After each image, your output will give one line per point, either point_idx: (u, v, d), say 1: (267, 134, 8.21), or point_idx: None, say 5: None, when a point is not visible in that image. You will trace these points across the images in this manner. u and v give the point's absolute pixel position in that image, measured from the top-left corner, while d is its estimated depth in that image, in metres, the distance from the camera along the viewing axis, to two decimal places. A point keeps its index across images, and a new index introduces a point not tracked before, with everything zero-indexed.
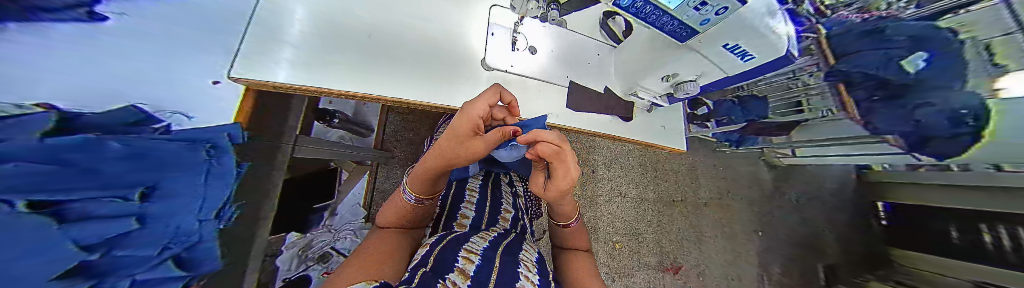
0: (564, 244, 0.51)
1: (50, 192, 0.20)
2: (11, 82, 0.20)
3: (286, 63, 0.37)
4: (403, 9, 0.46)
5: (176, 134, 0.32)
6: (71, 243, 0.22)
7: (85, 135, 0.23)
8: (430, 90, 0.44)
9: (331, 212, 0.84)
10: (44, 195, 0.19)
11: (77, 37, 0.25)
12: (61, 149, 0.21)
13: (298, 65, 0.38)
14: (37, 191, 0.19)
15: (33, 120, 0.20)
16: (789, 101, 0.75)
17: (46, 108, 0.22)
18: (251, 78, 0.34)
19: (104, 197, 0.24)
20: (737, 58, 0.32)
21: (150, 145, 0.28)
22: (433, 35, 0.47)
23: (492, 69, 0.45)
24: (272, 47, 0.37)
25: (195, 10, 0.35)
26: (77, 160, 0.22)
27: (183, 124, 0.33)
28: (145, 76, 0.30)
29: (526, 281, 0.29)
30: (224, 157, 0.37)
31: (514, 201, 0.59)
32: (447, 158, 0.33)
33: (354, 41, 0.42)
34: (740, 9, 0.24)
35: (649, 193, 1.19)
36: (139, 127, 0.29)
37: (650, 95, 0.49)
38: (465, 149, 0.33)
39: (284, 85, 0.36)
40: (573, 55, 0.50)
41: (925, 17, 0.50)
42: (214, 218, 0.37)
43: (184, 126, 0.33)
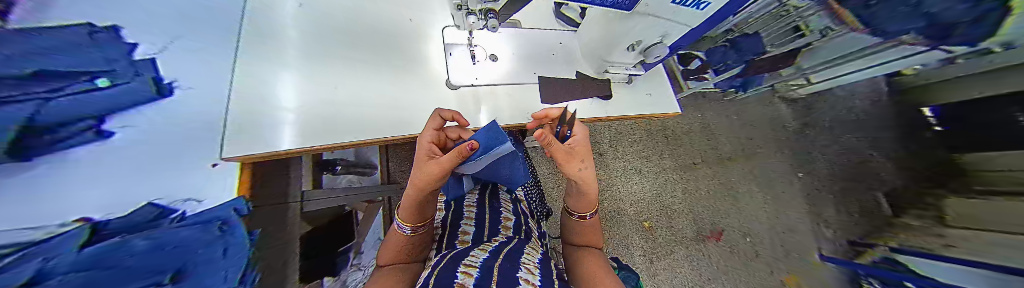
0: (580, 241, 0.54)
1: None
2: (47, 211, 0.25)
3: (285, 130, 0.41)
4: (368, 50, 0.48)
5: (186, 220, 0.35)
6: None
7: (114, 239, 0.26)
8: (410, 122, 0.47)
9: (356, 251, 0.85)
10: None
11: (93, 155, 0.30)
12: (104, 253, 0.25)
13: (294, 129, 0.42)
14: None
15: (70, 238, 0.24)
16: (784, 28, 0.65)
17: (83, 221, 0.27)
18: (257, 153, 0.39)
19: (148, 287, 0.27)
20: (693, 8, 0.29)
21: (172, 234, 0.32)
22: (400, 69, 0.49)
23: (458, 86, 0.47)
24: (270, 119, 0.41)
25: (181, 104, 0.40)
26: (117, 261, 0.25)
27: (196, 208, 0.38)
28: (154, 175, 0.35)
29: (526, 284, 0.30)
30: (236, 229, 0.40)
31: (514, 207, 0.59)
32: (418, 186, 0.35)
33: (335, 93, 0.45)
34: None
35: (665, 163, 1.14)
36: (157, 222, 0.32)
37: (622, 68, 0.48)
38: (425, 173, 0.34)
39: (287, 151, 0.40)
40: (533, 51, 0.50)
41: None
42: (239, 284, 0.39)
43: (196, 210, 0.38)
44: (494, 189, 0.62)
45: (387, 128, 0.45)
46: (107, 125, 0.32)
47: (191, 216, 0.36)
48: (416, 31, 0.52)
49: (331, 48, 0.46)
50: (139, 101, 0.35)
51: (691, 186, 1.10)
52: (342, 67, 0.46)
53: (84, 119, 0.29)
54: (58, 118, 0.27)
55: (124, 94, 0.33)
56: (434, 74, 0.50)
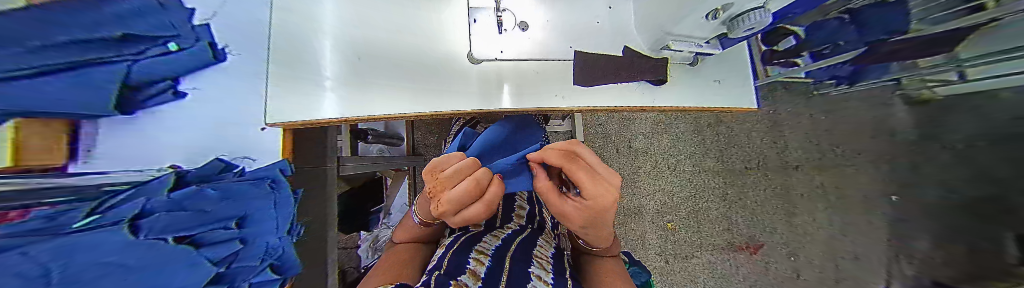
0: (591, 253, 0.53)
1: (177, 230, 0.30)
2: (141, 159, 0.37)
3: (328, 102, 0.42)
4: (394, 11, 0.44)
5: (243, 175, 0.42)
6: (208, 260, 0.33)
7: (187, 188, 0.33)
8: (437, 97, 0.44)
9: (386, 212, 1.00)
10: (169, 234, 0.29)
11: (172, 115, 0.40)
12: (174, 200, 0.31)
13: (337, 101, 0.42)
14: (169, 231, 0.29)
15: (158, 185, 0.32)
16: None
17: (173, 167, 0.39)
18: (306, 120, 0.42)
19: (216, 227, 0.35)
20: None
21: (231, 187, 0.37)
22: (426, 37, 0.45)
23: (481, 61, 0.42)
24: (312, 89, 0.42)
25: (234, 69, 0.45)
26: (192, 204, 0.33)
27: (251, 165, 0.45)
28: (223, 136, 0.44)
29: (538, 281, 0.29)
30: (284, 187, 0.44)
31: (529, 195, 0.58)
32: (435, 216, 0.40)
33: (366, 61, 0.43)
34: None
35: (707, 163, 1.04)
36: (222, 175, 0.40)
37: (690, 45, 0.36)
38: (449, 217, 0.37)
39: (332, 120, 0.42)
40: (572, 20, 0.41)
41: None
42: (289, 233, 0.45)
43: (251, 166, 0.45)
44: None
45: (416, 103, 0.43)
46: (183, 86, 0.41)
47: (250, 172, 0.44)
48: None
49: (355, 11, 0.43)
50: (202, 66, 0.42)
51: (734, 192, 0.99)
52: (369, 34, 0.43)
53: (164, 81, 0.38)
54: (149, 78, 0.36)
55: (184, 58, 0.39)
56: (459, 43, 0.45)
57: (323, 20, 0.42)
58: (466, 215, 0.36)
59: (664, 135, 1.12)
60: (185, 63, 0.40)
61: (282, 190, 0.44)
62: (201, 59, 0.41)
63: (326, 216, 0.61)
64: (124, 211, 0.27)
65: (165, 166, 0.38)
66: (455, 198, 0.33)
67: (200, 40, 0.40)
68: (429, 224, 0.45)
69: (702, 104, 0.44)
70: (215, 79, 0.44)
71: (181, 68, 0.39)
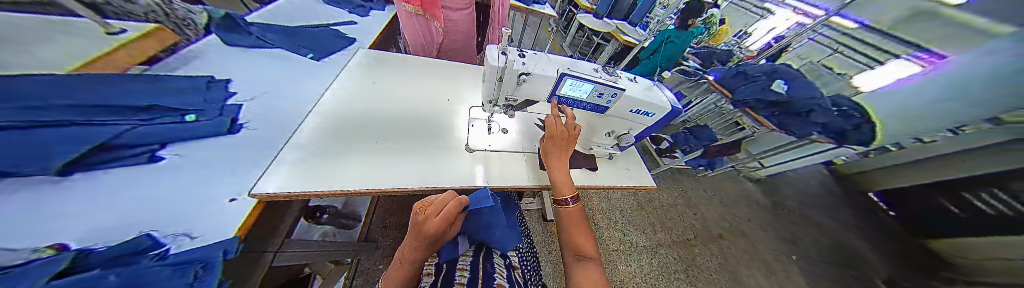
0: None
1: None
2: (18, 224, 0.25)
3: (296, 176, 0.43)
4: (404, 118, 0.63)
5: (168, 259, 0.30)
6: None
7: (74, 277, 0.23)
8: (421, 173, 0.50)
9: None
10: None
11: (123, 174, 0.35)
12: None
13: (305, 176, 0.43)
14: None
15: (53, 263, 0.23)
16: None
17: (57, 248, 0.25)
18: (263, 192, 0.39)
19: None
20: (644, 115, 0.50)
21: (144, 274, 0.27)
22: (425, 130, 0.61)
23: (474, 149, 0.58)
24: (290, 163, 0.45)
25: (236, 140, 0.48)
26: None
27: (182, 246, 0.33)
28: (172, 202, 0.35)
29: None
30: (207, 279, 0.32)
31: (508, 273, 0.48)
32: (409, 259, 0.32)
33: (364, 144, 0.53)
34: (622, 93, 0.44)
35: (659, 235, 1.15)
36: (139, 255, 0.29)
37: (604, 148, 0.62)
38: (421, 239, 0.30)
39: (288, 193, 0.40)
40: (532, 129, 0.65)
41: (775, 68, 1.10)
42: None
43: (180, 248, 0.32)
44: (490, 251, 0.55)
45: (395, 177, 0.48)
46: (162, 152, 0.40)
47: (172, 255, 0.31)
48: (443, 107, 0.69)
49: (372, 117, 0.61)
50: (209, 135, 0.46)
51: (690, 264, 1.07)
52: (376, 128, 0.58)
53: (147, 144, 0.40)
54: (128, 140, 0.38)
55: (191, 128, 0.45)
56: (457, 136, 0.61)
57: (342, 119, 0.58)
58: (447, 212, 0.32)
59: (618, 206, 1.23)
60: (189, 133, 0.44)
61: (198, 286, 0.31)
62: (214, 131, 0.47)
63: None
64: (13, 284, 0.19)
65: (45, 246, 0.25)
66: (445, 197, 0.34)
67: (223, 115, 0.50)
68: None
69: (624, 184, 0.62)
70: (207, 146, 0.45)
71: (179, 134, 0.43)
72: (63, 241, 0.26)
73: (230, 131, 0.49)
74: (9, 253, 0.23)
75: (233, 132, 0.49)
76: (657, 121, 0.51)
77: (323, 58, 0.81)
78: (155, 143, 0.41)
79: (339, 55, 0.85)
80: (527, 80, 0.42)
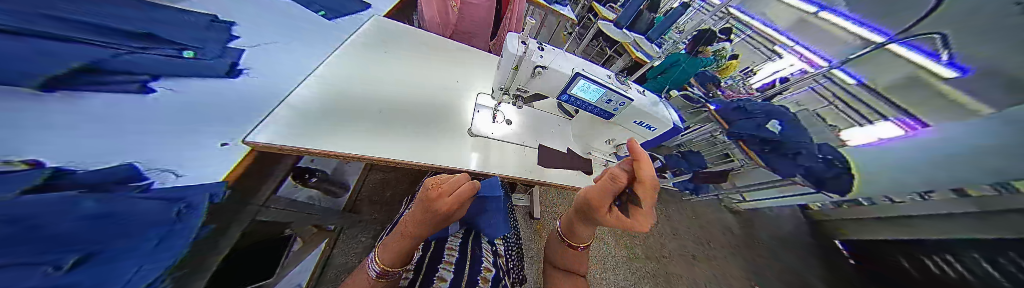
0: None
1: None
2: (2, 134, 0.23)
3: (287, 131, 0.44)
4: (403, 91, 0.63)
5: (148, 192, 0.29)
6: None
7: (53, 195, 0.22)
8: (413, 148, 0.50)
9: None
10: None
11: (108, 99, 0.33)
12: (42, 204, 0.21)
13: (297, 133, 0.44)
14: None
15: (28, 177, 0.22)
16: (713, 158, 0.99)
17: (31, 165, 0.23)
18: (256, 140, 0.40)
19: (40, 265, 0.19)
20: (646, 127, 0.51)
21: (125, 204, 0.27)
22: (426, 106, 0.61)
23: (476, 134, 0.58)
24: (281, 119, 0.45)
25: (232, 84, 0.48)
26: (32, 216, 0.20)
27: (168, 182, 0.32)
28: (157, 135, 0.35)
29: None
30: (194, 215, 0.33)
31: (495, 260, 0.49)
32: (412, 227, 0.33)
33: (358, 112, 0.53)
34: (631, 103, 0.45)
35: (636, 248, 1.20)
36: (124, 185, 0.28)
37: (602, 154, 0.64)
38: (431, 212, 0.32)
39: (275, 145, 0.41)
40: (538, 125, 0.65)
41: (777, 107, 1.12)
42: None
43: (165, 184, 0.32)
44: (479, 237, 0.54)
45: (387, 147, 0.49)
46: (153, 84, 0.39)
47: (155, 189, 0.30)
48: (447, 87, 0.70)
49: (371, 85, 0.61)
50: (203, 74, 0.45)
51: (662, 280, 1.12)
52: (373, 98, 0.58)
53: (140, 75, 0.38)
54: (117, 67, 0.36)
55: (188, 65, 0.45)
56: (460, 119, 0.62)
57: (339, 84, 0.58)
58: (461, 192, 0.34)
59: None
60: (186, 72, 0.43)
61: (186, 224, 0.32)
62: (213, 72, 0.46)
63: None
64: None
65: (18, 160, 0.23)
66: (460, 180, 0.36)
67: (223, 58, 0.49)
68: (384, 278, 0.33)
69: None
70: (198, 85, 0.44)
71: (174, 70, 0.42)
72: (37, 159, 0.24)
73: (230, 75, 0.49)
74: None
75: (233, 77, 0.49)
76: (658, 136, 0.52)
77: (334, 18, 0.79)
78: (147, 74, 0.39)
79: (350, 18, 0.83)
80: (541, 74, 0.42)
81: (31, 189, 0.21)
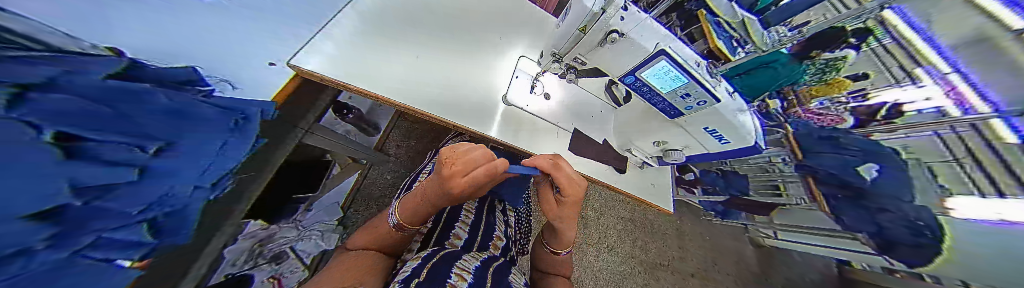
0: (546, 269, 0.54)
1: (59, 121, 0.20)
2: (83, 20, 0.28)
3: (325, 59, 0.43)
4: (439, 30, 0.55)
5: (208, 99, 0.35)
6: (66, 185, 0.21)
7: (130, 83, 0.27)
8: (441, 104, 0.49)
9: (307, 206, 0.73)
10: (62, 129, 0.20)
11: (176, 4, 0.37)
12: (112, 92, 0.25)
13: (335, 63, 0.43)
14: (58, 123, 0.20)
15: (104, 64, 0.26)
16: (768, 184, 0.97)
17: (113, 53, 0.29)
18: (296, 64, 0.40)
19: (124, 144, 0.25)
20: (715, 139, 0.42)
21: (185, 105, 0.32)
22: (461, 56, 0.54)
23: (510, 103, 0.54)
24: (319, 43, 0.44)
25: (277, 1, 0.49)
26: (111, 102, 0.25)
27: (224, 91, 0.38)
28: (208, 42, 0.38)
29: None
30: (249, 127, 0.39)
31: (506, 230, 0.62)
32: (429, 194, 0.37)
33: (392, 49, 0.49)
34: (715, 104, 0.35)
35: (638, 251, 1.19)
36: (184, 88, 0.33)
37: (642, 154, 0.57)
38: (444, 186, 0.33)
39: (315, 74, 0.41)
40: (580, 108, 0.58)
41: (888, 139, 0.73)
42: (209, 186, 0.35)
43: (224, 93, 0.38)
44: (493, 205, 0.66)
45: (417, 97, 0.47)
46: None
47: (214, 98, 0.36)
48: (488, 34, 0.59)
49: (407, 16, 0.54)
50: None
51: (651, 283, 1.15)
52: (408, 34, 0.52)
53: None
54: None
55: None
56: (495, 80, 0.56)
57: (374, 9, 0.51)
58: (476, 175, 0.33)
59: (612, 211, 1.24)
60: None
61: (240, 133, 0.38)
62: None
63: (240, 199, 0.40)
64: (73, 72, 0.22)
65: (105, 47, 0.29)
66: (475, 159, 0.33)
67: None
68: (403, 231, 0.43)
69: (643, 197, 0.59)
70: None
71: None
72: (117, 48, 0.29)
73: None
74: (73, 41, 0.26)
75: None
76: (724, 151, 0.43)
77: None
78: None
79: None
80: (612, 43, 0.35)
81: (109, 75, 0.26)
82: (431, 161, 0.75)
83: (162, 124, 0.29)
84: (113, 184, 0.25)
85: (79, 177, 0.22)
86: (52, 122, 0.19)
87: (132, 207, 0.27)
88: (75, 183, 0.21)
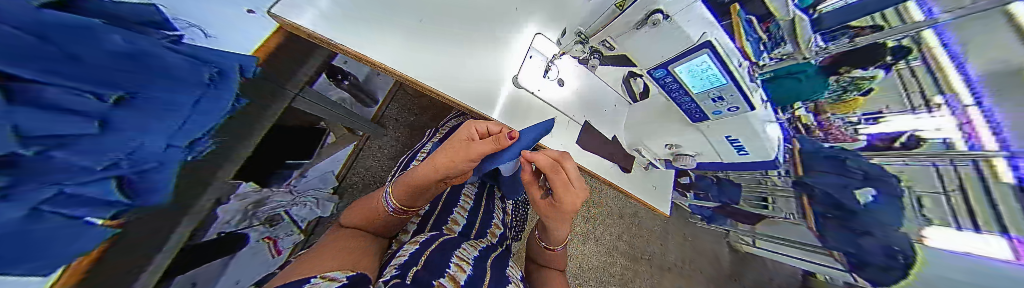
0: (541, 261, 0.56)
1: (6, 56, 0.17)
2: None
3: (316, 13, 0.38)
4: None
5: (179, 46, 0.32)
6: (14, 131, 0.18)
7: (82, 19, 0.23)
8: (444, 80, 0.45)
9: (301, 173, 0.72)
10: (3, 64, 0.17)
11: None
12: (65, 28, 0.22)
13: (326, 18, 0.38)
14: (5, 57, 0.17)
15: None
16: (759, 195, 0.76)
17: None
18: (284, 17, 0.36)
19: (80, 90, 0.22)
20: (734, 149, 0.39)
21: (143, 49, 0.28)
22: (469, 25, 0.48)
23: (519, 86, 0.50)
24: None
25: None
26: (53, 35, 0.20)
27: (196, 39, 0.35)
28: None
29: (449, 281, 0.28)
30: (229, 85, 0.37)
31: (503, 218, 0.63)
32: (439, 167, 0.38)
33: (390, 7, 0.43)
34: (748, 112, 0.32)
35: (622, 245, 1.24)
36: (144, 30, 0.29)
37: (651, 155, 0.55)
38: (459, 148, 0.37)
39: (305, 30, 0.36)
40: (593, 99, 0.54)
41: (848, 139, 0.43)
42: (185, 146, 0.33)
43: (194, 42, 0.35)
44: (492, 191, 0.66)
45: (417, 68, 0.43)
46: None
47: (184, 46, 0.33)
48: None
49: None
50: None
51: (631, 274, 1.22)
52: None
53: None
54: None
55: None
56: (505, 58, 0.51)
57: None
58: (485, 143, 0.36)
59: (603, 206, 1.26)
60: None
61: (219, 89, 0.36)
62: None
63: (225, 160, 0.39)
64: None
65: None
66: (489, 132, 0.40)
67: None
68: (401, 214, 0.44)
69: (645, 198, 0.59)
70: None
71: None
72: None
73: None
74: None
75: None
76: (739, 162, 0.41)
77: None
78: None
79: None
80: (653, 25, 0.31)
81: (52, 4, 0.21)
82: (430, 140, 0.72)
83: (126, 73, 0.26)
84: (71, 135, 0.22)
85: (27, 124, 0.19)
86: (1, 59, 0.17)
87: (96, 162, 0.25)
88: (21, 131, 0.18)
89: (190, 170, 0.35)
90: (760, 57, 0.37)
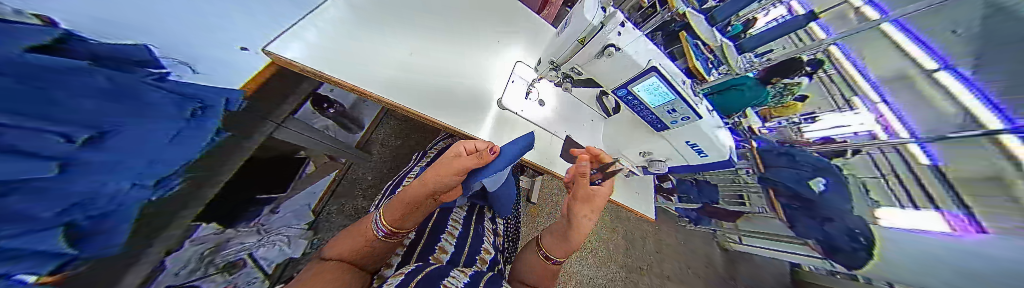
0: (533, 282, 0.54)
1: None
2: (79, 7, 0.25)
3: (307, 48, 0.39)
4: (433, 28, 0.53)
5: (166, 83, 0.33)
6: None
7: (81, 61, 0.24)
8: (432, 105, 0.47)
9: (273, 209, 0.66)
10: None
11: None
12: (59, 70, 0.22)
13: (317, 53, 0.40)
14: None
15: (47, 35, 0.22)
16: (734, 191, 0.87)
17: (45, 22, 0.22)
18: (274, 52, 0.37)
19: (51, 133, 0.21)
20: (696, 153, 0.45)
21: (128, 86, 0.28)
22: (455, 57, 0.53)
23: (504, 107, 0.54)
24: (301, 32, 0.40)
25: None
26: (43, 80, 0.21)
27: (182, 76, 0.35)
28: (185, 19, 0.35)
29: None
30: (207, 120, 0.37)
31: (493, 241, 0.61)
32: (428, 185, 0.39)
33: (381, 43, 0.47)
34: (697, 120, 0.37)
35: (618, 256, 1.23)
36: (138, 69, 0.30)
37: (629, 164, 0.59)
38: (445, 164, 0.39)
39: (294, 63, 0.37)
40: (572, 115, 0.60)
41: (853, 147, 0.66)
42: (149, 185, 0.31)
43: (180, 77, 0.35)
44: (482, 213, 0.65)
45: (406, 95, 0.45)
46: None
47: (171, 81, 0.34)
48: (484, 36, 0.58)
49: (400, 12, 0.51)
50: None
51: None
52: (400, 31, 0.49)
53: None
54: None
55: None
56: (489, 84, 0.55)
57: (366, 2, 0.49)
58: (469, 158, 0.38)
59: None
60: None
61: (195, 124, 0.36)
62: None
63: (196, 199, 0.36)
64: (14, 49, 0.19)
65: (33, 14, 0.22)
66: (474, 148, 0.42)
67: None
68: (390, 238, 0.43)
69: (629, 206, 0.61)
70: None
71: None
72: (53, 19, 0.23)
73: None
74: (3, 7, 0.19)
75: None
76: (703, 164, 0.46)
77: None
78: None
79: None
80: (609, 56, 0.36)
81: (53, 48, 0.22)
82: (416, 164, 0.71)
83: (111, 111, 0.26)
84: (30, 181, 0.20)
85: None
86: None
87: (51, 210, 0.23)
88: None
89: (146, 211, 0.32)
90: (709, 72, 0.47)
